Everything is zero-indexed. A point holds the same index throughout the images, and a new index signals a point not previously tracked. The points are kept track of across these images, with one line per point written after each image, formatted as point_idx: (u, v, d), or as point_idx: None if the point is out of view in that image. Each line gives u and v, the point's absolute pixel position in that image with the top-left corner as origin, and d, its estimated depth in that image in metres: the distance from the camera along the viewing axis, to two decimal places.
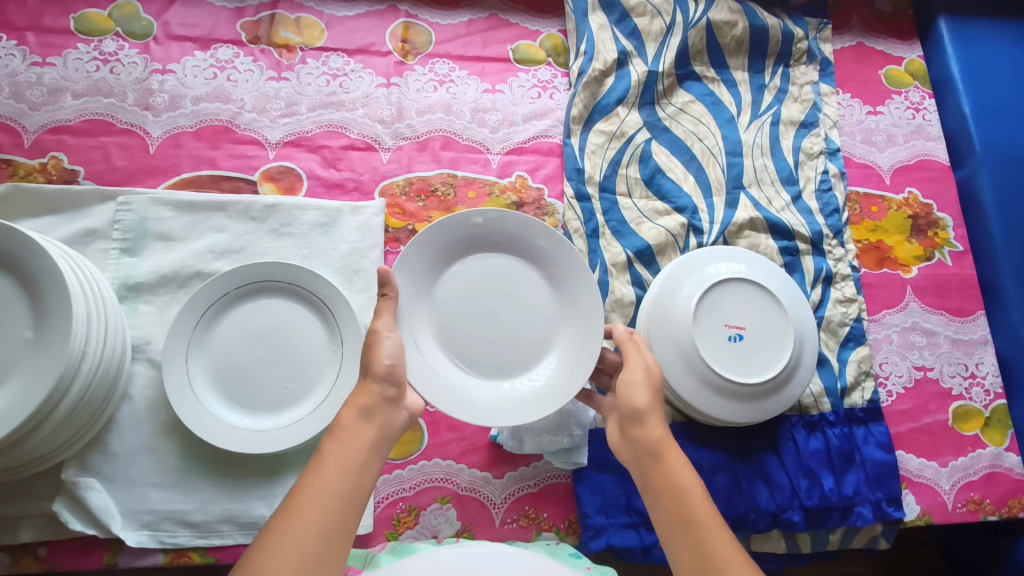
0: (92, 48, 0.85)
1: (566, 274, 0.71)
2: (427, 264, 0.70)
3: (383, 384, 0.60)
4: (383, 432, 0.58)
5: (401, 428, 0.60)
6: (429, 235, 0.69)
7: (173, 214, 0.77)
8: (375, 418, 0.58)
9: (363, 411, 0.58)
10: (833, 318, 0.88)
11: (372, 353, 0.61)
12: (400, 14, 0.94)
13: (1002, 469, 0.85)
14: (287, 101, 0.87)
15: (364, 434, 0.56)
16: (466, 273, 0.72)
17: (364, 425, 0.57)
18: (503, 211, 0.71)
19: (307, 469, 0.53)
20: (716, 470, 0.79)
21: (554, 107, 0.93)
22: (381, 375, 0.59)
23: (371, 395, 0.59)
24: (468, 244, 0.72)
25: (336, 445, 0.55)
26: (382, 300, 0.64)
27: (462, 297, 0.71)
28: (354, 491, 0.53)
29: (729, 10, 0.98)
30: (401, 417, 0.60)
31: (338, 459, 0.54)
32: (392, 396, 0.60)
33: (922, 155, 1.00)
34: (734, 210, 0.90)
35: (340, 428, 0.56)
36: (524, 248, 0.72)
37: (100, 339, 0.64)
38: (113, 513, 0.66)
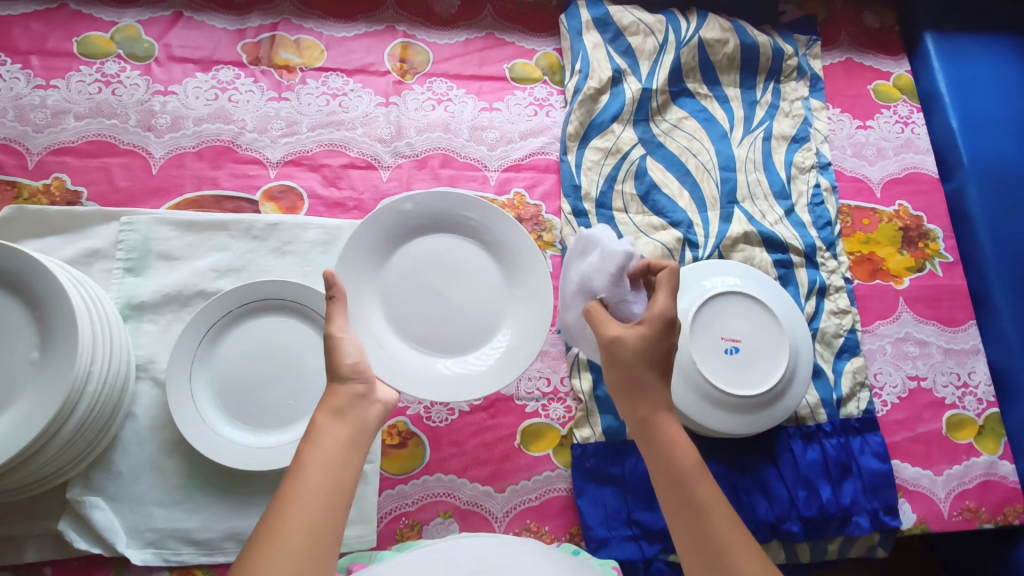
0: (94, 70, 0.86)
1: (504, 241, 0.74)
2: (374, 251, 0.72)
3: (350, 384, 0.57)
4: (360, 428, 0.55)
5: (377, 421, 0.57)
6: (366, 226, 0.70)
7: (176, 234, 0.78)
8: (350, 417, 0.56)
9: (337, 411, 0.55)
10: (828, 329, 0.89)
11: (335, 355, 0.58)
12: (398, 35, 0.96)
13: (996, 477, 0.86)
14: (288, 120, 0.88)
15: (340, 433, 0.54)
16: (409, 256, 0.74)
17: (338, 424, 0.55)
18: (432, 193, 0.73)
19: (286, 474, 0.51)
20: (714, 482, 0.80)
21: (550, 124, 0.94)
22: (346, 375, 0.57)
23: (343, 395, 0.56)
24: (404, 230, 0.74)
25: (314, 446, 0.52)
26: (330, 301, 0.61)
27: (408, 283, 0.73)
28: (339, 491, 0.51)
29: (719, 28, 1.00)
30: (377, 409, 0.58)
31: (318, 462, 0.51)
32: (364, 392, 0.58)
33: (912, 168, 1.02)
34: (728, 224, 0.92)
35: (315, 430, 0.54)
36: (458, 227, 0.75)
37: (105, 359, 0.65)
38: (117, 532, 0.67)
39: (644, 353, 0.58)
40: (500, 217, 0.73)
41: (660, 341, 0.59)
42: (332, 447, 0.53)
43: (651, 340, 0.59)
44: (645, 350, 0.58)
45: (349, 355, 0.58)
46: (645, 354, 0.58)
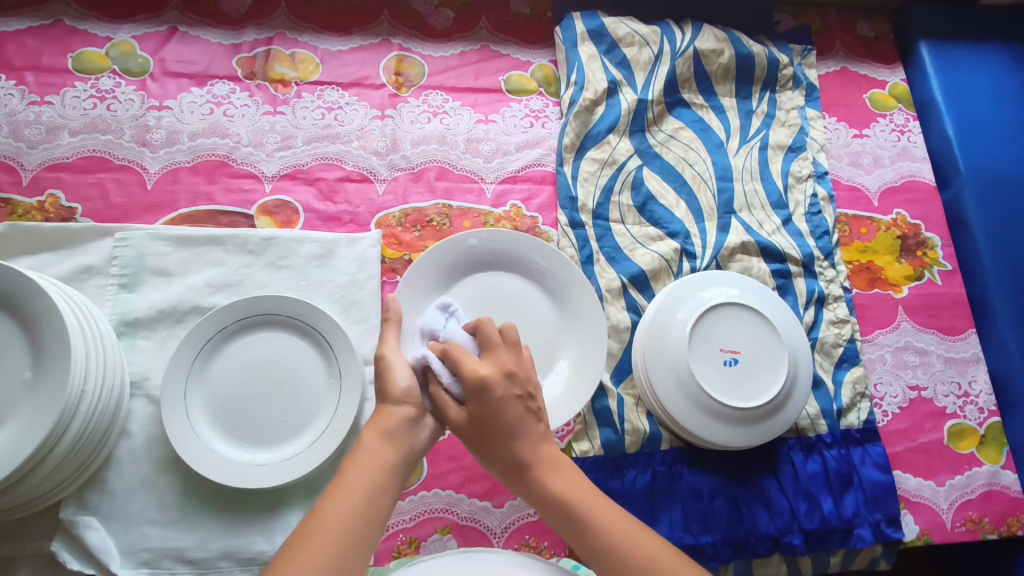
0: (89, 86, 0.86)
1: (563, 285, 0.79)
2: (433, 281, 0.76)
3: (404, 406, 0.57)
4: (407, 452, 0.55)
5: (423, 447, 0.57)
6: (432, 257, 0.75)
7: (170, 249, 0.78)
8: (399, 440, 0.55)
9: (387, 432, 0.55)
10: (827, 339, 0.89)
11: (386, 378, 0.58)
12: (393, 48, 0.96)
13: (999, 486, 0.86)
14: (283, 134, 0.88)
15: (386, 453, 0.54)
16: (468, 290, 0.77)
17: (385, 445, 0.54)
18: (497, 232, 0.78)
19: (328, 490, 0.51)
20: (715, 495, 0.79)
21: (546, 135, 0.94)
22: (399, 398, 0.56)
23: (395, 417, 0.56)
24: (470, 265, 0.78)
25: (358, 463, 0.53)
26: (384, 323, 0.62)
27: (467, 320, 0.77)
28: (376, 510, 0.51)
29: (714, 38, 1.01)
30: (425, 433, 0.57)
31: (360, 480, 0.51)
32: (418, 416, 0.57)
33: (909, 176, 1.02)
34: (726, 234, 0.91)
35: (362, 450, 0.54)
36: (527, 269, 0.79)
37: (100, 377, 0.65)
38: (111, 552, 0.66)
39: (475, 430, 0.56)
40: (564, 262, 0.78)
41: (484, 413, 0.55)
42: (375, 467, 0.53)
43: (474, 415, 0.56)
44: (477, 427, 0.56)
45: (400, 377, 0.58)
46: (479, 435, 0.56)
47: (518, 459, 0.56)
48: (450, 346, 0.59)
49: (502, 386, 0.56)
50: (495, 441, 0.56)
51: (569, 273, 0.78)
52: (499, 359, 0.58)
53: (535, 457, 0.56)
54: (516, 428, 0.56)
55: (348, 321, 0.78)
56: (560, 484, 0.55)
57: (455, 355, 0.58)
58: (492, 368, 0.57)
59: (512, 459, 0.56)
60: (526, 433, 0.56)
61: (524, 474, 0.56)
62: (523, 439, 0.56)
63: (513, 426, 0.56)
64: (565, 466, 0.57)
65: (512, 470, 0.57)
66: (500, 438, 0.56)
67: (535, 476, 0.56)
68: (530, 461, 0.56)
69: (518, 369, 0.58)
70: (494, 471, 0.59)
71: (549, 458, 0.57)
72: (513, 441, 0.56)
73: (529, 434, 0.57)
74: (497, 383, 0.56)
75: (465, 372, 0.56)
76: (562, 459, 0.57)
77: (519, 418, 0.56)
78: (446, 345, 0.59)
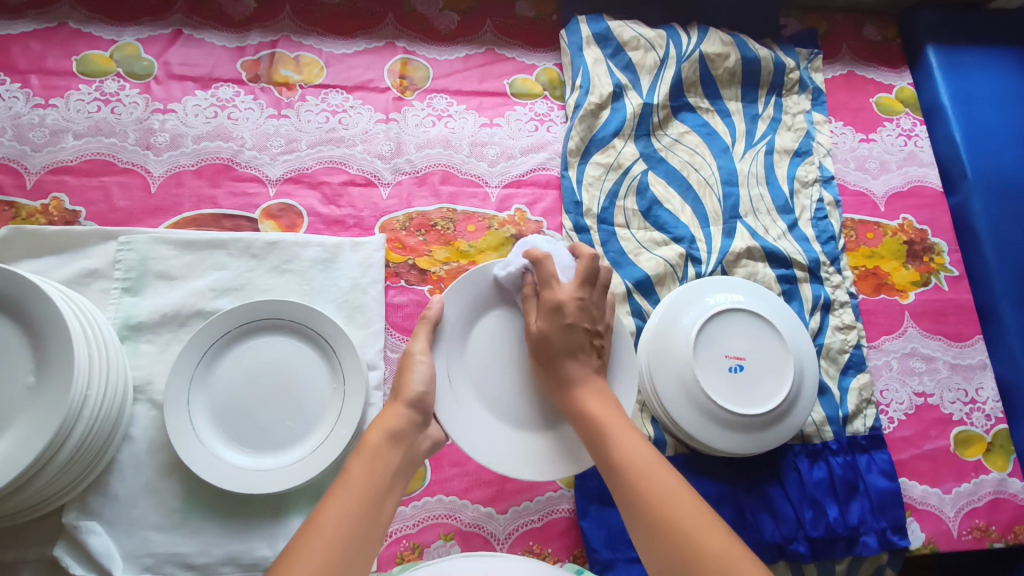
0: (93, 88, 0.86)
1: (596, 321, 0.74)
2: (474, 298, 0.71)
3: (411, 410, 0.63)
4: (407, 457, 0.60)
5: (422, 456, 0.63)
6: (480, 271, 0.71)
7: (174, 253, 0.77)
8: (403, 444, 0.60)
9: (391, 435, 0.60)
10: (833, 345, 0.88)
11: (405, 378, 0.65)
12: (398, 51, 0.96)
13: (1006, 495, 0.85)
14: (287, 138, 0.88)
15: (391, 459, 0.58)
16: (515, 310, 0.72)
17: (390, 448, 0.59)
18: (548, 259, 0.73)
19: (331, 489, 0.54)
20: (719, 502, 0.79)
21: (551, 139, 0.94)
22: (410, 401, 0.63)
23: (400, 418, 0.62)
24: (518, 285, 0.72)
25: (361, 464, 0.57)
26: (422, 321, 0.68)
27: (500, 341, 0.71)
28: (378, 512, 0.54)
29: (720, 42, 1.00)
30: (425, 444, 0.63)
31: (362, 480, 0.55)
32: (421, 422, 0.63)
33: (915, 181, 1.02)
34: (731, 239, 0.91)
35: (368, 447, 0.58)
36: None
37: (103, 382, 0.65)
38: (113, 557, 0.65)
39: (538, 342, 0.67)
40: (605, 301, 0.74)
41: (550, 329, 0.67)
42: (380, 467, 0.57)
43: (543, 328, 0.67)
44: (542, 339, 0.67)
45: (417, 383, 0.64)
46: (544, 347, 0.67)
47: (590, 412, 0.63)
48: (541, 258, 0.70)
49: (575, 315, 0.67)
50: (553, 355, 0.66)
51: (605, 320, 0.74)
52: (584, 289, 0.69)
53: (608, 419, 0.61)
54: (572, 349, 0.66)
55: (352, 326, 0.78)
56: (624, 449, 0.58)
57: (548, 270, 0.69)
58: (574, 296, 0.68)
59: (591, 418, 0.62)
60: (576, 356, 0.66)
61: (602, 434, 0.61)
62: (576, 362, 0.66)
63: (575, 347, 0.66)
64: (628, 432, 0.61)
65: (559, 389, 0.66)
66: (557, 355, 0.66)
67: (576, 394, 0.65)
68: (577, 380, 0.66)
69: (595, 309, 0.69)
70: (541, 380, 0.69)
71: (623, 422, 0.61)
72: (566, 360, 0.66)
73: (583, 361, 0.67)
74: (569, 310, 0.67)
75: (549, 291, 0.68)
76: (608, 391, 0.65)
77: (581, 345, 0.67)
78: (545, 254, 0.70)
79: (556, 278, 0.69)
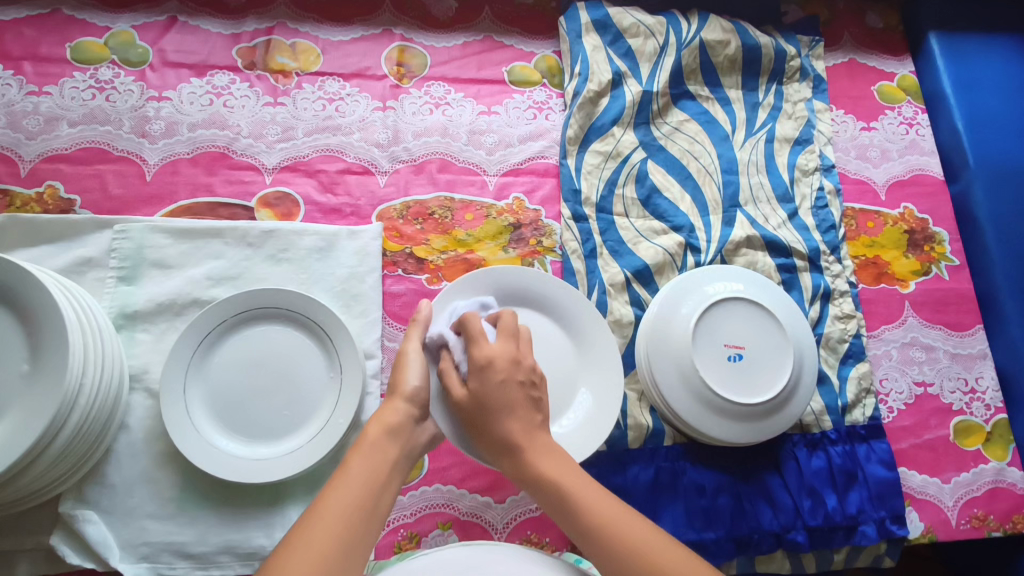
0: (88, 76, 0.85)
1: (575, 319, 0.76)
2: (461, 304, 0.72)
3: (409, 405, 0.59)
4: (405, 451, 0.57)
5: (422, 449, 0.59)
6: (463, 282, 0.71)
7: (170, 242, 0.77)
8: (402, 437, 0.57)
9: (390, 430, 0.57)
10: (832, 335, 0.88)
11: (400, 373, 0.61)
12: (395, 38, 0.95)
13: (1005, 484, 0.85)
14: (283, 126, 0.87)
15: (391, 451, 0.55)
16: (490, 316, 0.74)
17: (388, 443, 0.56)
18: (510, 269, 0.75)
19: (329, 484, 0.51)
20: (718, 491, 0.78)
21: (550, 128, 0.93)
22: (408, 396, 0.59)
23: (400, 414, 0.58)
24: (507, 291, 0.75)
25: (361, 458, 0.54)
26: (412, 323, 0.65)
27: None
28: (377, 508, 0.51)
29: (721, 29, 0.99)
30: (424, 438, 0.60)
31: (363, 475, 0.52)
32: (419, 417, 0.59)
33: (917, 170, 1.01)
34: (731, 228, 0.90)
35: (365, 443, 0.55)
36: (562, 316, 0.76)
37: (99, 370, 0.64)
38: (111, 546, 0.66)
39: (472, 407, 0.57)
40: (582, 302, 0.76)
41: (483, 390, 0.57)
42: (379, 462, 0.54)
43: (478, 392, 0.57)
44: (474, 402, 0.57)
45: (413, 376, 0.60)
46: (478, 412, 0.57)
47: (543, 472, 0.55)
48: (467, 317, 0.62)
49: (507, 370, 0.58)
50: (484, 420, 0.57)
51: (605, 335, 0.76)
52: (512, 340, 0.61)
53: (563, 475, 0.55)
54: (508, 408, 0.57)
55: (349, 315, 0.78)
56: (594, 504, 0.52)
57: (472, 332, 0.60)
58: (502, 352, 0.59)
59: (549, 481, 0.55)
60: (515, 413, 0.57)
61: (561, 494, 0.54)
62: (515, 420, 0.57)
63: (508, 403, 0.57)
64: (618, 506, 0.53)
65: (503, 454, 0.57)
66: (490, 416, 0.57)
67: (525, 458, 0.56)
68: (523, 442, 0.56)
69: (527, 359, 0.61)
70: (484, 450, 0.59)
71: (579, 475, 0.55)
72: (503, 419, 0.56)
73: (523, 418, 0.57)
74: (502, 367, 0.58)
75: (477, 350, 0.59)
76: (558, 448, 0.57)
77: (515, 400, 0.57)
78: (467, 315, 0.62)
79: (483, 334, 0.60)
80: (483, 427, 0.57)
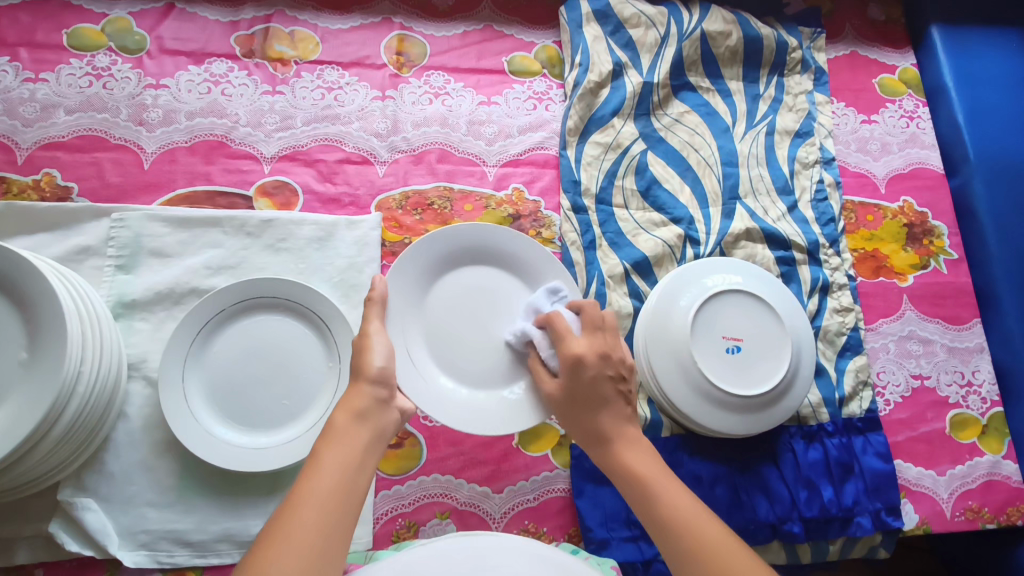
0: (85, 63, 0.84)
1: (545, 279, 0.75)
2: (429, 264, 0.73)
3: (376, 386, 0.59)
4: (377, 434, 0.56)
5: (394, 429, 0.58)
6: (425, 244, 0.72)
7: (168, 230, 0.77)
8: (370, 420, 0.56)
9: (357, 412, 0.56)
10: (830, 327, 0.88)
11: (362, 357, 0.60)
12: (394, 27, 0.94)
13: (999, 477, 0.85)
14: (282, 115, 0.87)
15: (360, 434, 0.55)
16: (459, 281, 0.75)
17: (358, 427, 0.55)
18: (484, 227, 0.75)
19: (304, 471, 0.51)
20: (715, 482, 0.79)
21: (549, 118, 0.93)
22: (373, 377, 0.59)
23: (365, 397, 0.58)
24: (474, 250, 0.75)
25: (333, 445, 0.53)
26: (368, 302, 0.65)
27: (453, 310, 0.74)
28: (354, 490, 0.51)
29: (722, 20, 0.99)
30: (394, 416, 0.59)
31: (336, 461, 0.52)
32: (386, 398, 0.59)
33: (916, 163, 1.01)
34: (730, 220, 0.90)
35: (335, 429, 0.54)
36: (533, 276, 0.76)
37: (96, 358, 0.64)
38: (109, 534, 0.66)
39: (566, 399, 0.63)
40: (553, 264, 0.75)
41: (577, 385, 0.62)
42: (352, 447, 0.53)
43: (568, 387, 0.63)
44: (570, 395, 0.63)
45: (377, 358, 0.60)
46: (584, 406, 0.62)
47: (631, 466, 0.59)
48: (552, 316, 0.66)
49: (596, 365, 0.62)
50: (581, 408, 0.62)
51: (565, 288, 0.74)
52: (597, 336, 0.64)
53: (649, 472, 0.58)
54: (605, 401, 0.62)
55: (347, 305, 0.78)
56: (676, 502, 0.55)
57: (557, 329, 0.65)
58: (590, 347, 0.63)
59: (639, 476, 0.58)
60: (607, 407, 0.62)
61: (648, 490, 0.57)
62: (608, 415, 0.62)
63: (603, 399, 0.62)
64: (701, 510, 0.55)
65: (595, 442, 0.62)
66: (590, 407, 0.62)
67: (614, 449, 0.61)
68: (612, 433, 0.62)
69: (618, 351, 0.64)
70: (576, 436, 0.64)
71: (665, 472, 0.58)
72: (599, 413, 0.62)
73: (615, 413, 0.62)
74: (591, 363, 0.62)
75: (565, 346, 0.63)
76: (642, 440, 0.62)
77: (608, 395, 0.62)
78: (553, 311, 0.66)
79: (568, 331, 0.64)
80: (580, 425, 0.63)
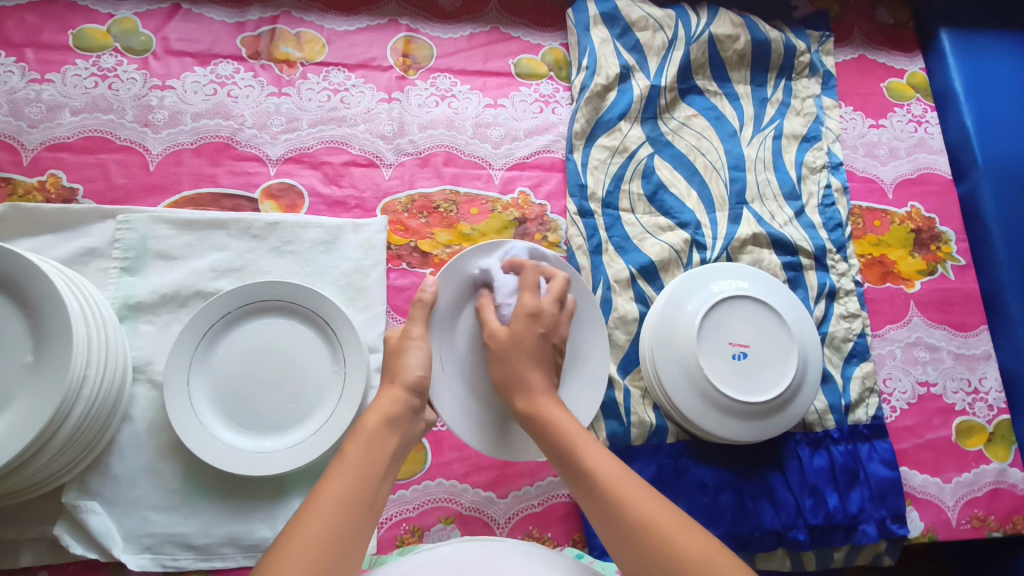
0: (90, 64, 0.84)
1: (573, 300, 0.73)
2: (472, 278, 0.69)
3: (409, 395, 0.59)
4: (403, 442, 0.57)
5: (417, 437, 0.59)
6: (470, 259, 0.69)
7: (174, 233, 0.76)
8: (400, 428, 0.57)
9: (389, 419, 0.56)
10: (837, 334, 0.88)
11: (400, 363, 0.61)
12: (401, 29, 0.94)
13: (1006, 485, 0.85)
14: (288, 117, 0.86)
15: (388, 441, 0.55)
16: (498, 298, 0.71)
17: (387, 433, 0.55)
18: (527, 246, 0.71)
19: (328, 470, 0.51)
20: (720, 489, 0.79)
21: (556, 122, 0.92)
22: (409, 386, 0.59)
23: (399, 404, 0.58)
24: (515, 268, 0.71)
25: (359, 445, 0.53)
26: (417, 303, 0.64)
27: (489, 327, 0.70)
28: (375, 497, 0.51)
29: (730, 23, 0.98)
30: (422, 427, 0.60)
31: (358, 462, 0.52)
32: (417, 408, 0.59)
33: (924, 168, 1.00)
34: (737, 225, 0.90)
35: (365, 431, 0.54)
36: None
37: (101, 362, 0.64)
38: (113, 537, 0.66)
39: (503, 342, 0.64)
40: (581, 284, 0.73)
41: (525, 332, 0.63)
42: (379, 452, 0.53)
43: (514, 331, 0.63)
44: (509, 341, 0.63)
45: (416, 368, 0.60)
46: (513, 350, 0.63)
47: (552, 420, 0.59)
48: (524, 266, 0.67)
49: (546, 325, 0.65)
50: (507, 355, 0.63)
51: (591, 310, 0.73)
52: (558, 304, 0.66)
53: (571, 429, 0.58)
54: (533, 357, 0.63)
55: (353, 309, 0.78)
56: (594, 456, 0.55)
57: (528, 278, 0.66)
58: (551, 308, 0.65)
59: (564, 431, 0.58)
60: (542, 366, 0.63)
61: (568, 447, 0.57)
62: (540, 372, 0.63)
63: (533, 354, 0.63)
64: (628, 473, 0.53)
65: (512, 387, 0.62)
66: (514, 358, 0.63)
67: (537, 400, 0.61)
68: (535, 386, 0.62)
69: (563, 327, 0.67)
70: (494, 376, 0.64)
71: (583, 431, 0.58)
72: (527, 365, 0.62)
73: (545, 373, 0.63)
74: (541, 321, 0.64)
75: (529, 297, 0.65)
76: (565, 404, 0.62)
77: (546, 353, 0.64)
78: (528, 262, 0.67)
79: (535, 286, 0.66)
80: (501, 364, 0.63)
